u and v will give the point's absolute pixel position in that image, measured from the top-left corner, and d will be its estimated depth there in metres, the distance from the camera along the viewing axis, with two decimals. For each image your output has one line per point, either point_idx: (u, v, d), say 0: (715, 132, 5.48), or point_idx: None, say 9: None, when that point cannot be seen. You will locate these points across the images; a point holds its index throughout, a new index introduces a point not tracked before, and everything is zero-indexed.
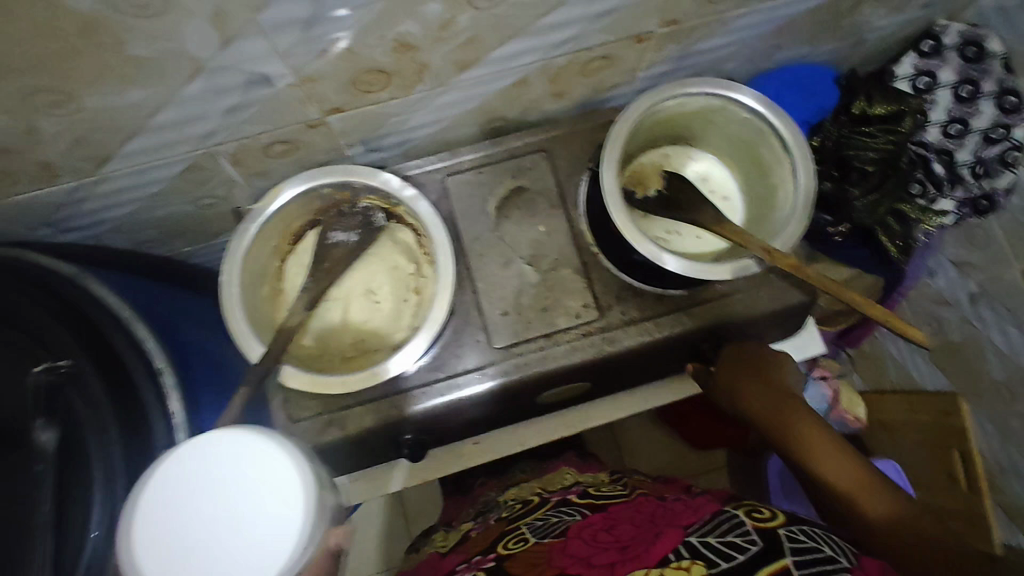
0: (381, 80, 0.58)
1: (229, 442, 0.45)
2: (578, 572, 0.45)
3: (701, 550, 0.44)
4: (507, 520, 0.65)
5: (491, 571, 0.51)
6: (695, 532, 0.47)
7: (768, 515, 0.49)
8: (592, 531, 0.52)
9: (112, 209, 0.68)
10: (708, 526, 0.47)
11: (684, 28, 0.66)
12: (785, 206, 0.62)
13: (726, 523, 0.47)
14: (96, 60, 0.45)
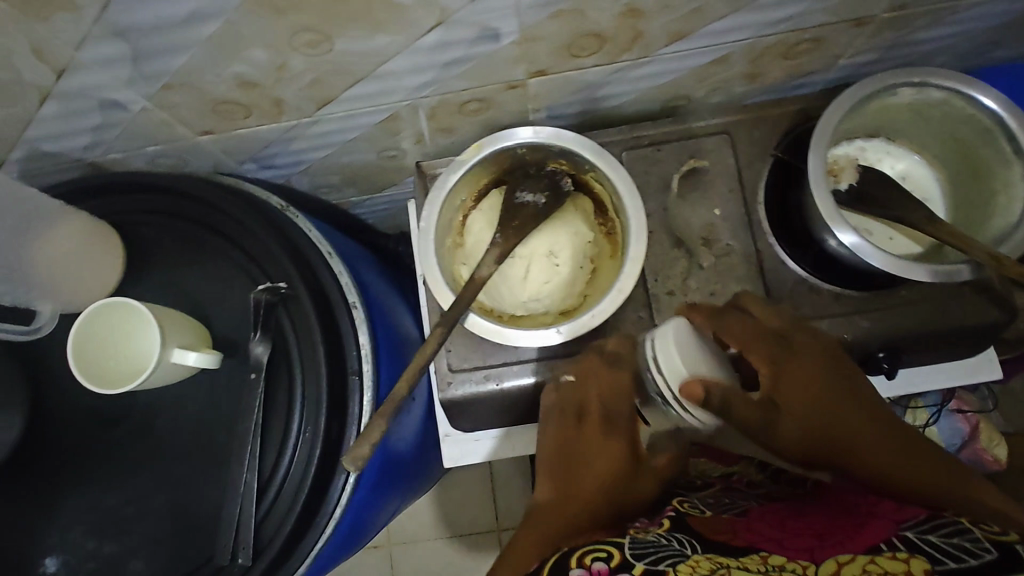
0: (593, 45, 0.59)
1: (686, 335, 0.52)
2: (771, 549, 0.49)
3: (918, 543, 0.44)
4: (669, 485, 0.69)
5: (675, 522, 0.56)
6: (913, 528, 0.47)
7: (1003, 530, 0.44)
8: (774, 519, 0.56)
9: (310, 151, 0.72)
10: (928, 525, 0.46)
11: (910, 14, 0.62)
12: (1011, 213, 0.57)
13: (946, 525, 0.46)
14: (364, 4, 0.48)
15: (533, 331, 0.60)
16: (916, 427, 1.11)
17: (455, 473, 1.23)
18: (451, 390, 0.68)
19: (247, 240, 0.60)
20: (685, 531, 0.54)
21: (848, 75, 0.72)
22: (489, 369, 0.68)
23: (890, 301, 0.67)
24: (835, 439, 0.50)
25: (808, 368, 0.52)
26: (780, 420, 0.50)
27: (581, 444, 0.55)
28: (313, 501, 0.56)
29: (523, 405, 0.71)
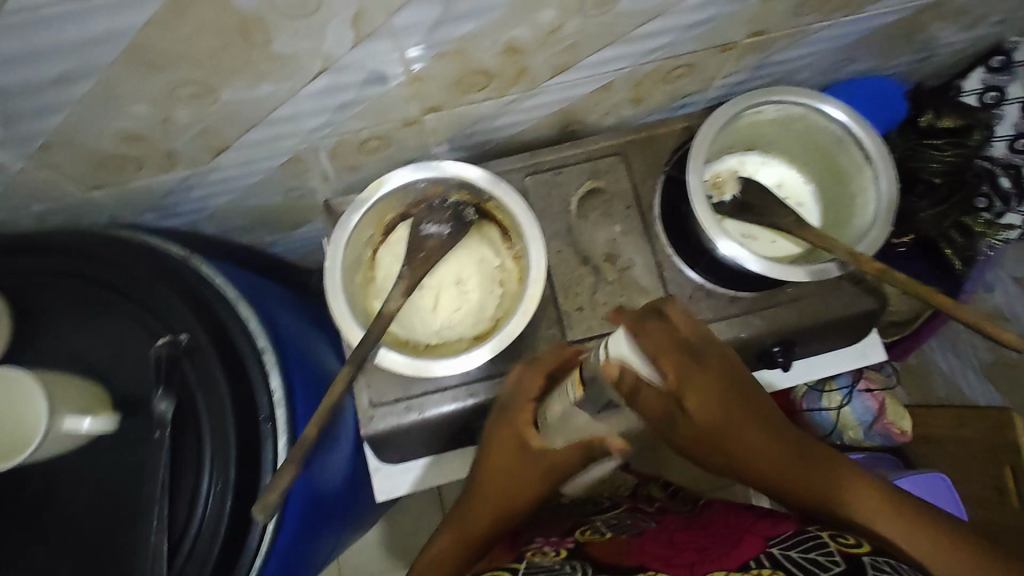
0: (482, 81, 0.61)
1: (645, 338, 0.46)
2: (661, 567, 0.55)
3: (781, 561, 0.51)
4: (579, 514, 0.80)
5: (574, 548, 0.62)
6: (779, 545, 0.56)
7: (853, 541, 0.52)
8: (667, 536, 0.66)
9: (213, 197, 0.72)
10: (792, 539, 0.55)
11: (768, 39, 0.68)
12: (866, 214, 0.64)
13: (808, 541, 0.54)
14: (242, 56, 0.49)
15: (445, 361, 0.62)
16: (832, 410, 1.19)
17: (403, 502, 1.22)
18: (373, 425, 0.68)
19: (145, 295, 0.59)
20: (582, 558, 0.59)
21: (725, 93, 0.78)
22: (409, 400, 0.69)
23: (777, 300, 0.73)
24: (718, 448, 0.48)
25: (715, 380, 0.46)
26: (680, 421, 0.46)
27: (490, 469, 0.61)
28: (228, 555, 0.55)
29: (449, 430, 0.72)
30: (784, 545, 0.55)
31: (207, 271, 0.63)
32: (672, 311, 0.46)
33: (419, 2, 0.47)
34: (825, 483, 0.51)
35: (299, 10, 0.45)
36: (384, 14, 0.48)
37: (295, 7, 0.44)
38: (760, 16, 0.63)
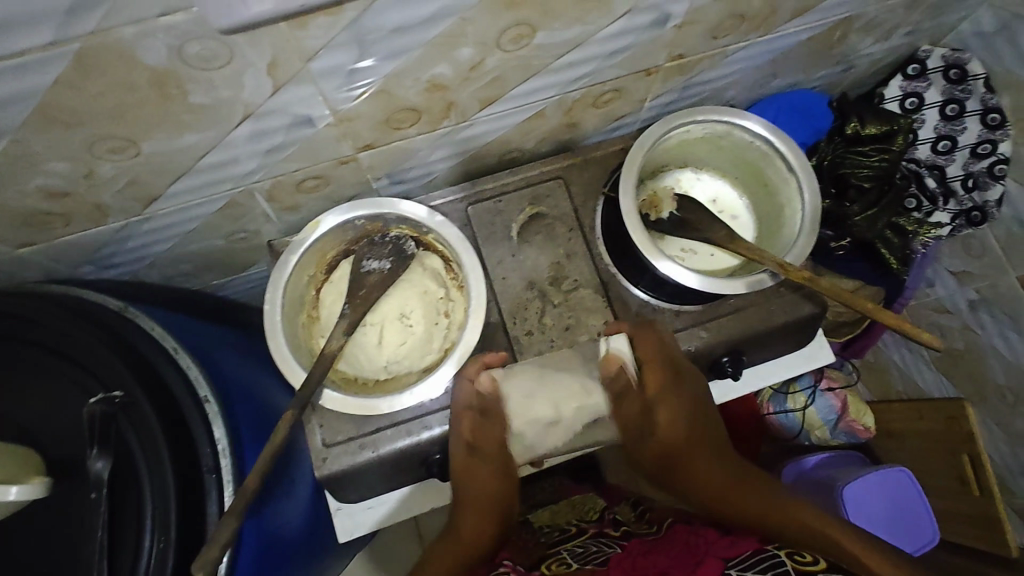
0: (411, 117, 0.62)
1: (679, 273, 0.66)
2: None
3: None
4: (551, 543, 0.84)
5: None
6: (737, 565, 0.59)
7: (809, 559, 0.57)
8: (629, 561, 0.66)
9: (151, 246, 0.71)
10: (749, 561, 0.58)
11: (689, 61, 0.70)
12: (793, 225, 0.67)
13: (767, 562, 0.57)
14: (159, 109, 0.49)
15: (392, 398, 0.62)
16: (797, 411, 1.21)
17: (380, 537, 1.20)
18: (326, 466, 0.67)
19: (80, 351, 0.57)
20: None
21: (658, 113, 0.80)
22: (360, 438, 0.67)
23: (721, 312, 0.74)
24: (682, 452, 0.66)
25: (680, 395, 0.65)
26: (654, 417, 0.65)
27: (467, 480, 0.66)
28: None
29: (406, 466, 0.72)
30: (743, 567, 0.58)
31: (144, 322, 0.62)
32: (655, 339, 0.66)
33: (333, 47, 0.48)
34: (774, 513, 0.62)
35: (209, 63, 0.45)
36: (299, 61, 0.48)
37: (205, 60, 0.45)
38: (677, 41, 0.65)
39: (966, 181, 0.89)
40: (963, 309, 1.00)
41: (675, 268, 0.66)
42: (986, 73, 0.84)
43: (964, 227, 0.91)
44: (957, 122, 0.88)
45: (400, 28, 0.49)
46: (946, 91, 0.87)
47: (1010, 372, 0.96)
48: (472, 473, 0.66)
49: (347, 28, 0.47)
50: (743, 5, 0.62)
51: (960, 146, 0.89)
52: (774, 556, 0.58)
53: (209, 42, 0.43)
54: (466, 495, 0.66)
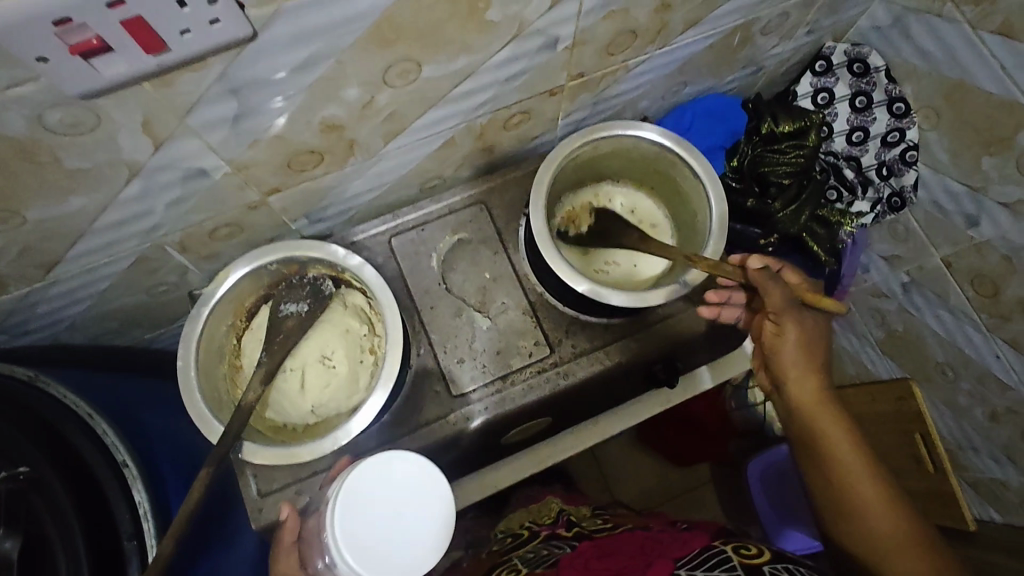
0: (313, 159, 0.62)
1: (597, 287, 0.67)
2: None
3: None
4: (502, 552, 0.82)
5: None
6: (685, 565, 0.59)
7: (754, 552, 0.61)
8: (581, 562, 0.66)
9: (65, 309, 0.69)
10: (697, 559, 0.60)
11: (591, 79, 0.71)
12: (705, 230, 0.68)
13: (713, 559, 0.59)
14: (34, 178, 0.48)
15: (312, 449, 0.60)
16: (758, 405, 1.24)
17: None
18: (262, 517, 0.65)
19: None
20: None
21: (573, 129, 0.81)
22: (298, 484, 0.66)
23: (650, 321, 0.74)
24: (815, 375, 0.62)
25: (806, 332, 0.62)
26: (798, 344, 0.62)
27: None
28: None
29: None
30: (691, 566, 0.59)
31: (55, 390, 0.61)
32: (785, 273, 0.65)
33: (208, 101, 0.48)
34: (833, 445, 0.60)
35: (77, 127, 0.45)
36: (175, 117, 0.48)
37: (71, 126, 0.44)
38: (573, 61, 0.66)
39: (880, 169, 0.91)
40: (898, 292, 1.02)
41: (590, 286, 0.67)
42: (886, 64, 0.86)
43: (885, 214, 0.94)
44: (866, 113, 0.90)
45: (281, 72, 0.48)
46: (853, 84, 0.90)
47: (947, 349, 0.97)
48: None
49: (217, 81, 0.46)
50: (632, 21, 0.63)
51: (872, 136, 0.91)
52: (720, 551, 0.61)
53: (70, 108, 0.43)
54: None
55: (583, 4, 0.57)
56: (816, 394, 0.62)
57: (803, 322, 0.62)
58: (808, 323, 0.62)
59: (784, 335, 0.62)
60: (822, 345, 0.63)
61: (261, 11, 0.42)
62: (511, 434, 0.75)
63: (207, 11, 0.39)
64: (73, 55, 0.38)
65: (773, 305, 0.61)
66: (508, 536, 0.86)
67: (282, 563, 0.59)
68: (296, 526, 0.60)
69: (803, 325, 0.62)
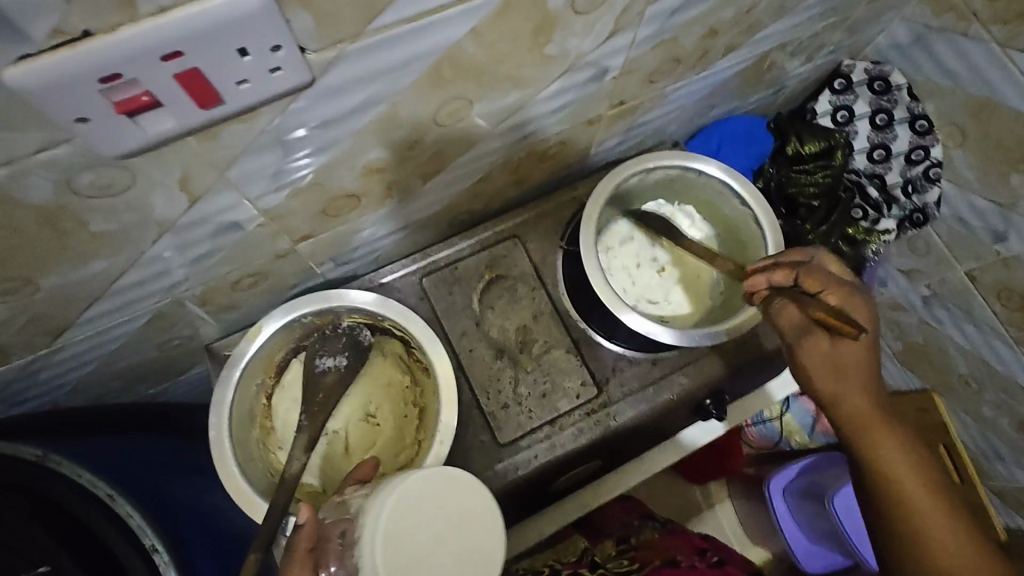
0: (349, 203, 0.57)
1: (647, 327, 0.63)
2: None
3: None
4: None
5: None
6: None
7: None
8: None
9: (69, 373, 0.63)
10: None
11: (629, 107, 0.69)
12: (757, 261, 0.65)
13: None
14: (53, 245, 0.42)
15: None
16: (776, 420, 1.28)
17: None
18: None
19: None
20: None
21: (604, 155, 0.78)
22: None
23: (699, 355, 0.71)
24: (863, 387, 0.55)
25: (855, 346, 0.54)
26: (835, 355, 0.55)
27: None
28: None
29: None
30: None
31: (71, 469, 0.53)
32: (828, 292, 0.55)
33: (252, 152, 0.43)
34: (881, 459, 0.55)
35: (107, 188, 0.40)
36: (214, 171, 0.43)
37: (101, 187, 0.39)
38: (617, 90, 0.63)
39: (905, 186, 0.91)
40: (918, 305, 1.02)
41: (646, 325, 0.63)
42: (908, 83, 0.87)
43: (909, 230, 0.92)
44: (887, 131, 0.91)
45: (306, 129, 0.44)
46: (874, 102, 0.90)
47: (971, 361, 0.97)
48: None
49: (264, 131, 0.42)
50: (678, 49, 0.61)
51: (894, 154, 0.91)
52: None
53: (103, 169, 0.38)
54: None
55: (636, 35, 0.54)
56: (850, 413, 0.55)
57: (822, 344, 0.54)
58: (830, 342, 0.55)
59: (798, 358, 0.56)
60: (855, 364, 0.55)
61: (322, 56, 0.37)
62: (563, 479, 0.71)
63: (268, 59, 0.35)
64: (118, 115, 0.33)
65: (784, 329, 0.57)
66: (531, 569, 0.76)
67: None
68: (316, 535, 0.46)
69: (819, 347, 0.55)
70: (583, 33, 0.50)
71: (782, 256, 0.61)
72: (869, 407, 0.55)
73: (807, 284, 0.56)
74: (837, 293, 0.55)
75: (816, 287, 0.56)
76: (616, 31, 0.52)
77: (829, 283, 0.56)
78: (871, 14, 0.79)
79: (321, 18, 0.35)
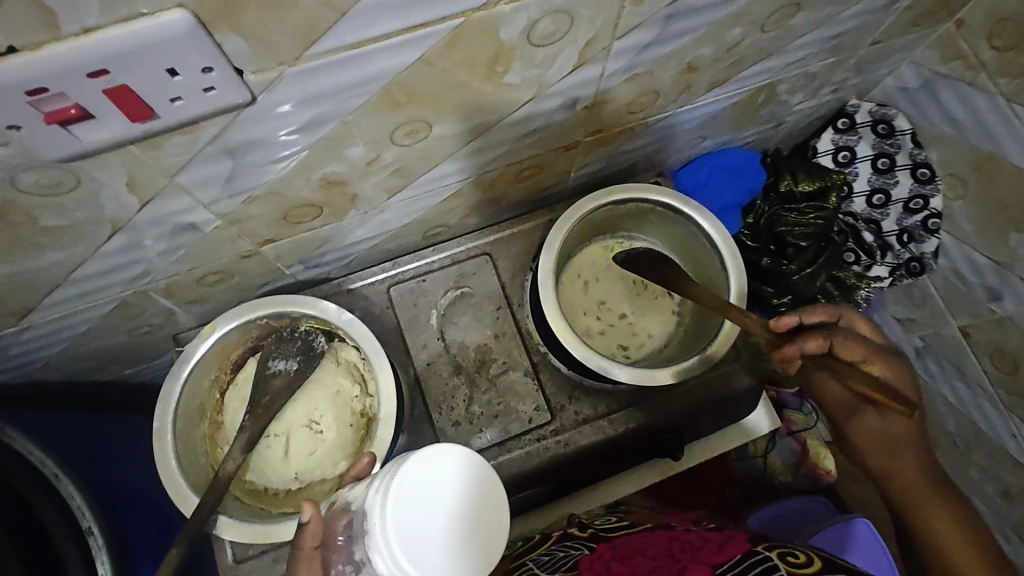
0: (312, 212, 0.58)
1: (605, 365, 0.63)
2: None
3: None
4: (512, 558, 0.69)
5: None
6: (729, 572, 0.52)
7: (803, 560, 0.54)
8: (602, 565, 0.57)
9: (39, 351, 0.65)
10: (740, 567, 0.52)
11: (609, 135, 0.68)
12: (720, 303, 0.66)
13: (761, 565, 0.52)
14: (6, 236, 0.44)
15: (277, 526, 0.56)
16: (761, 458, 1.17)
17: None
18: None
19: None
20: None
21: (587, 178, 0.78)
22: (278, 550, 0.61)
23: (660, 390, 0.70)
24: (897, 457, 0.64)
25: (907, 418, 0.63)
26: (866, 420, 0.67)
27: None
28: None
29: None
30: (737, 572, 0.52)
31: (21, 445, 0.55)
32: (843, 347, 0.62)
33: (200, 162, 0.44)
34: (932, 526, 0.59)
35: (56, 188, 0.41)
36: (163, 176, 0.44)
37: (49, 187, 0.41)
38: (591, 118, 0.63)
39: (900, 235, 0.89)
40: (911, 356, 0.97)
41: (602, 363, 0.63)
42: (913, 129, 0.84)
43: (905, 278, 0.91)
44: (889, 176, 0.88)
45: (291, 132, 0.45)
46: (876, 145, 0.87)
47: (960, 420, 0.92)
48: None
49: (210, 142, 0.43)
50: (655, 82, 0.60)
51: (893, 200, 0.88)
52: (764, 559, 0.53)
53: (45, 170, 0.39)
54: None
55: (606, 68, 0.54)
56: (902, 485, 0.63)
57: (871, 421, 0.66)
58: (879, 418, 0.66)
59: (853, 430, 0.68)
60: (903, 438, 0.64)
61: (261, 77, 0.38)
62: (510, 501, 0.70)
63: (201, 79, 0.36)
64: (49, 124, 0.34)
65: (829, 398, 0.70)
66: (520, 538, 0.73)
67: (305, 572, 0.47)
68: (322, 530, 0.48)
69: (868, 424, 0.67)
70: (545, 64, 0.50)
71: (809, 311, 0.65)
72: (917, 478, 0.63)
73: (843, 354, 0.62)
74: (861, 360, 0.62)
75: (854, 355, 0.63)
76: (581, 63, 0.51)
77: (861, 349, 0.63)
78: (874, 56, 0.76)
79: (254, 41, 0.35)
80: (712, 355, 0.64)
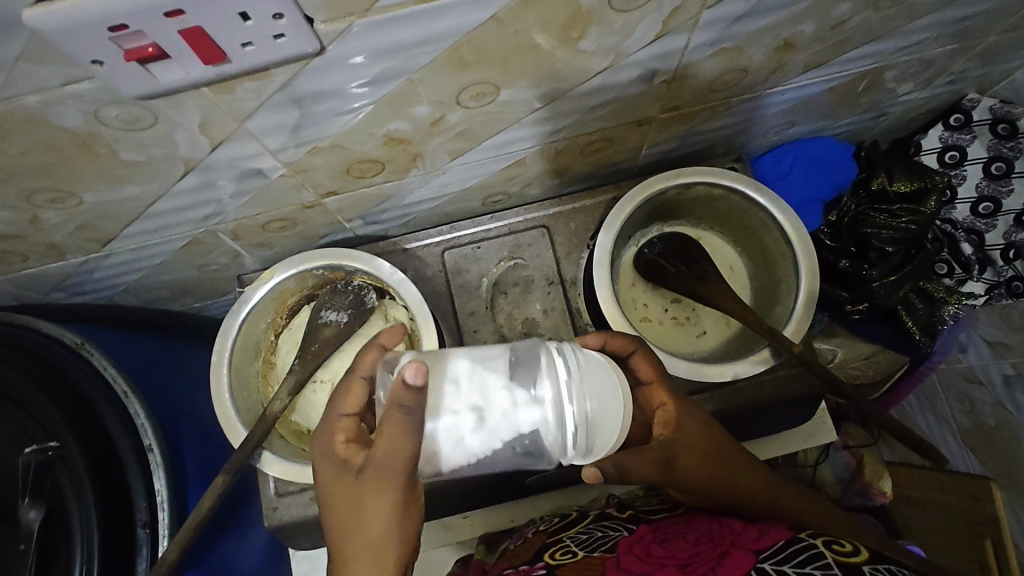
0: (373, 168, 0.58)
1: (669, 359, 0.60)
2: None
3: None
4: (547, 531, 0.61)
5: None
6: (770, 558, 0.41)
7: (850, 550, 0.42)
8: (643, 548, 0.48)
9: (117, 279, 0.69)
10: (784, 551, 0.42)
11: (687, 113, 0.64)
12: (786, 301, 0.63)
13: (804, 553, 0.41)
14: (90, 166, 0.47)
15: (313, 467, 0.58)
16: (809, 467, 1.03)
17: None
18: (276, 517, 0.64)
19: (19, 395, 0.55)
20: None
21: (657, 158, 0.74)
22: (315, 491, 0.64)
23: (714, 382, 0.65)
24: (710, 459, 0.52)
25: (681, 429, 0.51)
26: (698, 439, 0.52)
27: (352, 506, 0.45)
28: None
29: None
30: (777, 559, 0.41)
31: (99, 361, 0.61)
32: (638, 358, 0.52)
33: (268, 109, 0.45)
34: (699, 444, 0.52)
35: (135, 124, 0.43)
36: (232, 121, 0.45)
37: (130, 123, 0.43)
38: (670, 94, 0.59)
39: (1006, 250, 0.82)
40: (997, 384, 0.85)
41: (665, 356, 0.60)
42: None
43: (1003, 298, 0.82)
44: (1003, 182, 0.80)
45: (361, 86, 0.45)
46: (992, 147, 0.80)
47: None
48: (351, 496, 0.45)
49: (278, 91, 0.43)
50: (744, 60, 0.56)
51: (1003, 210, 0.81)
52: (808, 546, 0.42)
53: (125, 106, 0.41)
54: (356, 540, 0.45)
55: (691, 40, 0.50)
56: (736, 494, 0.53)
57: (689, 426, 0.52)
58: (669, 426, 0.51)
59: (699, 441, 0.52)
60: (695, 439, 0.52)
61: (331, 27, 0.38)
62: (536, 480, 0.69)
63: (271, 26, 0.36)
64: (129, 62, 0.36)
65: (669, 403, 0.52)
66: (557, 515, 0.66)
67: (384, 441, 0.42)
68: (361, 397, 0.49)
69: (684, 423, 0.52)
70: (624, 32, 0.47)
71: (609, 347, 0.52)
72: (709, 461, 0.52)
73: (637, 373, 0.53)
74: (658, 376, 0.52)
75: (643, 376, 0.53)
76: (664, 32, 0.48)
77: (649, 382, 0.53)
78: (1005, 45, 0.68)
79: None
80: (771, 356, 0.60)
